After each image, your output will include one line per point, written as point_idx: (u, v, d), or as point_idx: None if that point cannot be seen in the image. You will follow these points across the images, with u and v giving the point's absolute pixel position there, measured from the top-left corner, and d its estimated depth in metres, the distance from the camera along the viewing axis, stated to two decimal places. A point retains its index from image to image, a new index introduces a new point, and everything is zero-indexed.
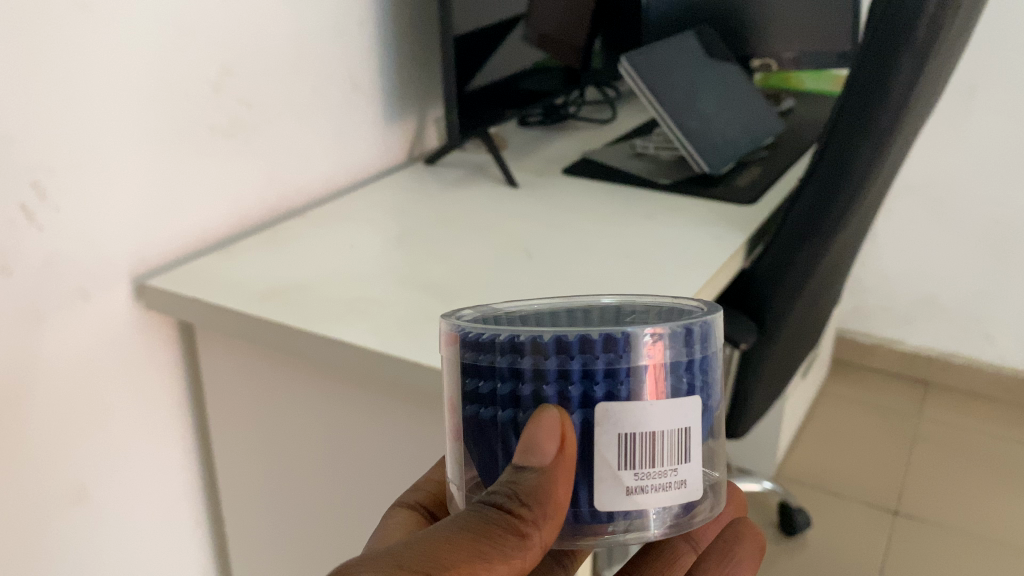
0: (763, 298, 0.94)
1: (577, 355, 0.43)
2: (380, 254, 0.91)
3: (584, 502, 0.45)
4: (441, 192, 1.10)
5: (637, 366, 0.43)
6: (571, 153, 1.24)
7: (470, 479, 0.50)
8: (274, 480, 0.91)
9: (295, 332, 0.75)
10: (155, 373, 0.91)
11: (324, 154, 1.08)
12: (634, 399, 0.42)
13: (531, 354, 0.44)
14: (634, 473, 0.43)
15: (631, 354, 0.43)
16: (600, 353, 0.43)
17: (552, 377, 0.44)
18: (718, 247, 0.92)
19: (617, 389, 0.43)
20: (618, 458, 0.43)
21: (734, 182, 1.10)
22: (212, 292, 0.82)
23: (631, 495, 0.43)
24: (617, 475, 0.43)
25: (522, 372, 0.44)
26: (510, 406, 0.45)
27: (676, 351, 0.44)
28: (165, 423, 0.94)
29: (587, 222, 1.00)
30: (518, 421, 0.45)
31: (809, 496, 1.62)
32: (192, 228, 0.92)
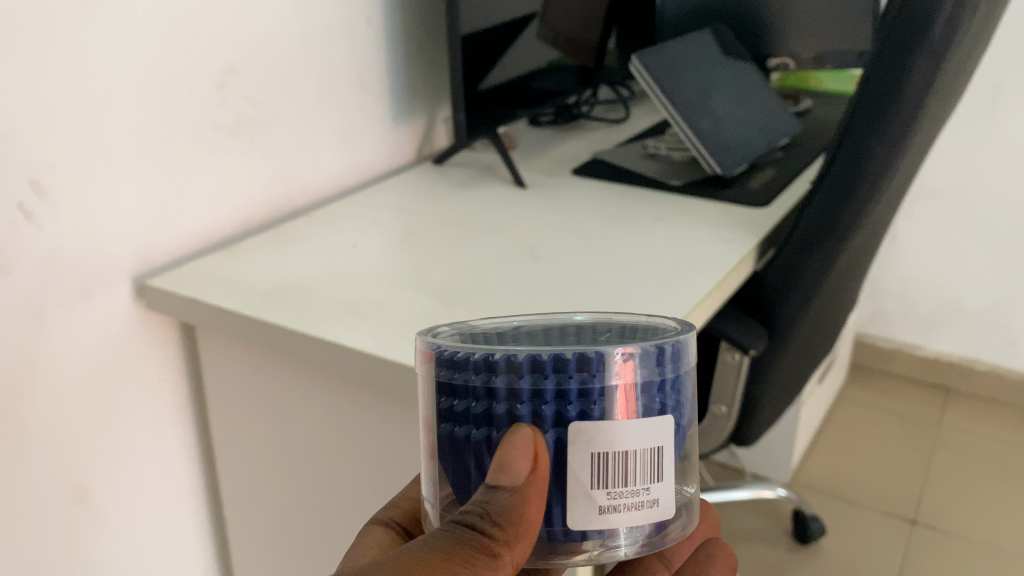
0: (774, 304, 0.91)
1: (551, 374, 0.44)
2: (384, 254, 0.90)
3: (557, 519, 0.45)
4: (449, 193, 1.09)
5: (610, 386, 0.43)
6: (582, 154, 1.23)
7: (444, 497, 0.50)
8: (275, 483, 0.90)
9: (293, 335, 0.74)
10: (157, 373, 0.90)
11: (331, 153, 1.07)
12: (606, 419, 0.43)
13: (505, 373, 0.44)
14: (607, 492, 0.43)
15: (604, 374, 0.43)
16: (573, 372, 0.43)
17: (526, 397, 0.44)
18: (728, 250, 0.90)
19: (590, 409, 0.43)
20: (591, 477, 0.43)
21: (747, 184, 1.08)
22: (212, 293, 0.81)
23: (604, 514, 0.43)
24: (590, 494, 0.43)
25: (496, 391, 0.44)
26: (484, 425, 0.45)
27: (649, 370, 0.44)
28: (167, 423, 0.93)
29: (596, 223, 0.98)
30: (492, 440, 0.45)
31: (826, 505, 1.59)
32: (196, 226, 0.91)
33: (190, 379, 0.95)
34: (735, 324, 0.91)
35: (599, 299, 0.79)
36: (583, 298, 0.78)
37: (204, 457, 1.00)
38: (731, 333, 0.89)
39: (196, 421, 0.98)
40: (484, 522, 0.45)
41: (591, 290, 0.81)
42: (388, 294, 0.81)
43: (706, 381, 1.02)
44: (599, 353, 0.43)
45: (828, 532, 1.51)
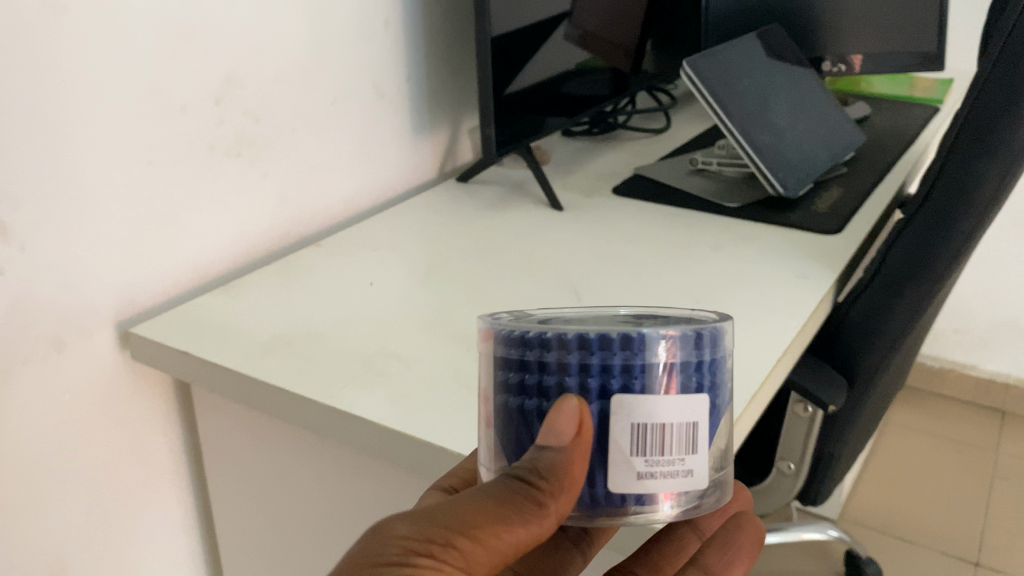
0: (853, 351, 0.79)
1: (596, 351, 0.38)
2: (406, 292, 0.78)
3: (600, 484, 0.39)
4: (476, 215, 0.97)
5: (653, 363, 0.38)
6: (622, 169, 1.11)
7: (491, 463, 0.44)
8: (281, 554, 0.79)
9: (301, 400, 0.62)
10: (148, 429, 0.79)
11: (346, 172, 0.95)
12: (647, 394, 0.37)
13: (557, 345, 0.39)
14: (646, 459, 0.37)
15: (650, 350, 0.38)
16: (617, 350, 0.38)
17: (573, 370, 0.38)
18: (803, 288, 0.78)
19: (632, 383, 0.38)
20: (630, 441, 0.37)
21: (812, 207, 0.96)
22: (206, 346, 0.69)
23: (642, 481, 0.38)
24: (629, 461, 0.37)
25: (544, 361, 0.39)
26: (530, 395, 0.40)
27: (687, 350, 0.39)
28: (158, 482, 0.82)
29: (647, 254, 0.85)
30: (543, 410, 0.39)
31: (882, 545, 1.46)
32: (191, 262, 0.79)
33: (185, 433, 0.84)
34: (810, 374, 0.79)
35: None
36: None
37: (201, 516, 0.89)
38: (808, 386, 0.78)
39: (193, 478, 0.86)
40: (526, 473, 0.40)
41: None
42: (412, 344, 0.69)
43: (769, 430, 0.90)
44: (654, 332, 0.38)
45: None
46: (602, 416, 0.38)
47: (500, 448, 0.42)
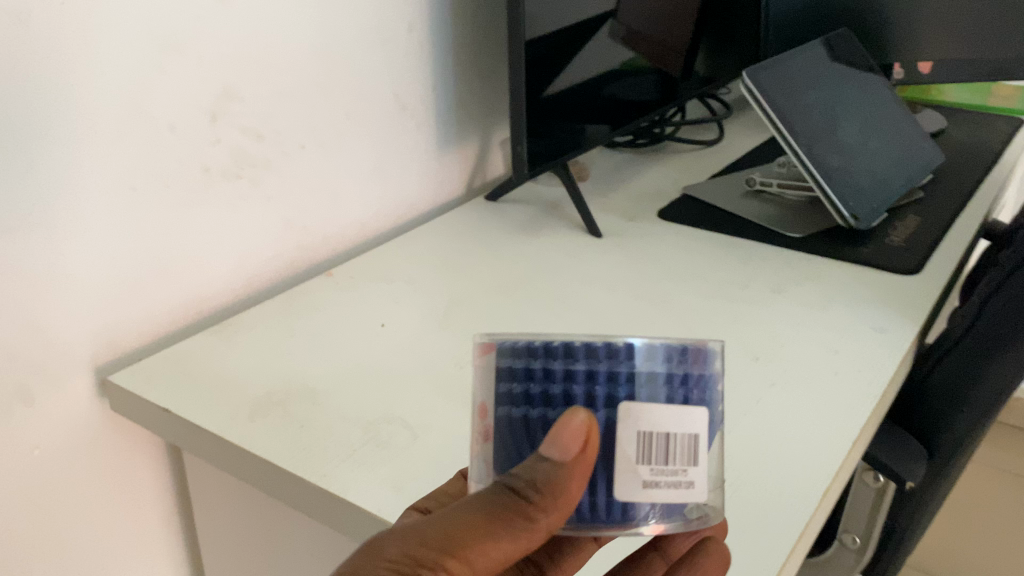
0: (936, 417, 0.69)
1: (600, 360, 0.34)
2: (420, 338, 0.69)
3: (601, 490, 0.35)
4: (505, 239, 0.87)
5: (657, 371, 0.34)
6: (669, 188, 1.00)
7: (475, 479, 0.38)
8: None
9: (290, 478, 0.54)
10: (134, 483, 0.71)
11: (362, 192, 0.86)
12: (653, 403, 0.34)
13: (565, 353, 0.34)
14: (649, 468, 0.34)
15: (654, 358, 0.34)
16: (621, 359, 0.34)
17: (580, 378, 0.34)
18: (879, 346, 0.67)
19: (637, 393, 0.34)
20: (634, 447, 0.34)
21: (886, 241, 0.85)
22: (188, 403, 0.60)
23: (646, 490, 0.34)
24: (632, 468, 0.34)
25: (549, 370, 0.34)
26: (532, 406, 0.35)
27: (687, 361, 0.35)
28: (144, 537, 0.74)
29: (696, 295, 0.75)
30: (547, 421, 0.35)
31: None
32: (183, 297, 0.71)
33: (178, 486, 0.75)
34: (885, 443, 0.69)
35: None
36: None
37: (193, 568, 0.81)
38: (885, 459, 0.67)
39: (184, 530, 0.78)
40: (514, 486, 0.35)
41: None
42: (422, 407, 0.60)
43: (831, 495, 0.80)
44: (663, 342, 0.34)
45: None
46: (608, 423, 0.34)
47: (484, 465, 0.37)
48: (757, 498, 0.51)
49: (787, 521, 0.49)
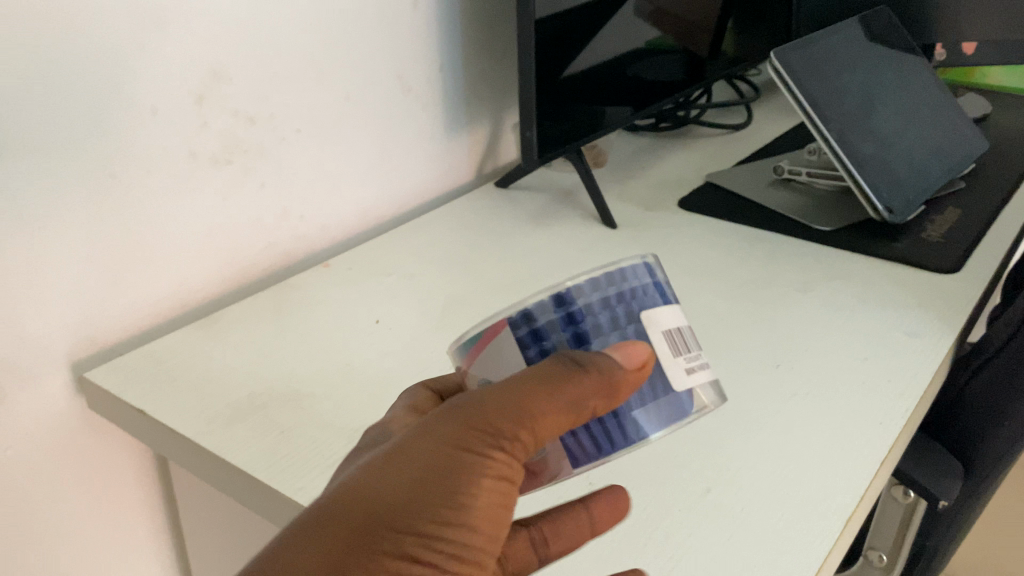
0: (975, 430, 0.63)
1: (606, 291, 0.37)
2: (416, 339, 0.64)
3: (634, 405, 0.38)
4: (513, 229, 0.83)
5: (644, 282, 0.38)
6: (691, 176, 0.95)
7: None
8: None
9: (266, 491, 0.50)
10: (117, 483, 0.67)
11: (363, 178, 0.82)
12: (654, 307, 0.38)
13: (585, 301, 0.37)
14: (685, 355, 0.39)
15: (637, 273, 0.38)
16: (619, 283, 0.38)
17: (604, 318, 0.37)
18: (913, 352, 0.62)
19: (643, 303, 0.38)
20: (670, 345, 0.38)
21: (923, 236, 0.79)
22: (166, 406, 0.57)
23: (690, 375, 0.39)
24: (673, 360, 0.38)
25: (575, 320, 0.37)
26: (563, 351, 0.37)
27: (653, 269, 0.39)
28: (128, 537, 0.71)
29: (714, 294, 0.70)
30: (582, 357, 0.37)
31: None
32: (168, 290, 0.67)
33: (164, 486, 0.72)
34: (917, 457, 0.63)
35: (727, 453, 0.52)
36: (704, 452, 0.52)
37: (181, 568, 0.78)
38: (916, 475, 0.62)
39: (172, 529, 0.75)
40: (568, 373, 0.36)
41: (714, 430, 0.54)
42: None
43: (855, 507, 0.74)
44: (641, 260, 0.39)
45: None
46: (642, 335, 0.38)
47: None
48: (773, 523, 0.46)
49: (805, 553, 0.44)
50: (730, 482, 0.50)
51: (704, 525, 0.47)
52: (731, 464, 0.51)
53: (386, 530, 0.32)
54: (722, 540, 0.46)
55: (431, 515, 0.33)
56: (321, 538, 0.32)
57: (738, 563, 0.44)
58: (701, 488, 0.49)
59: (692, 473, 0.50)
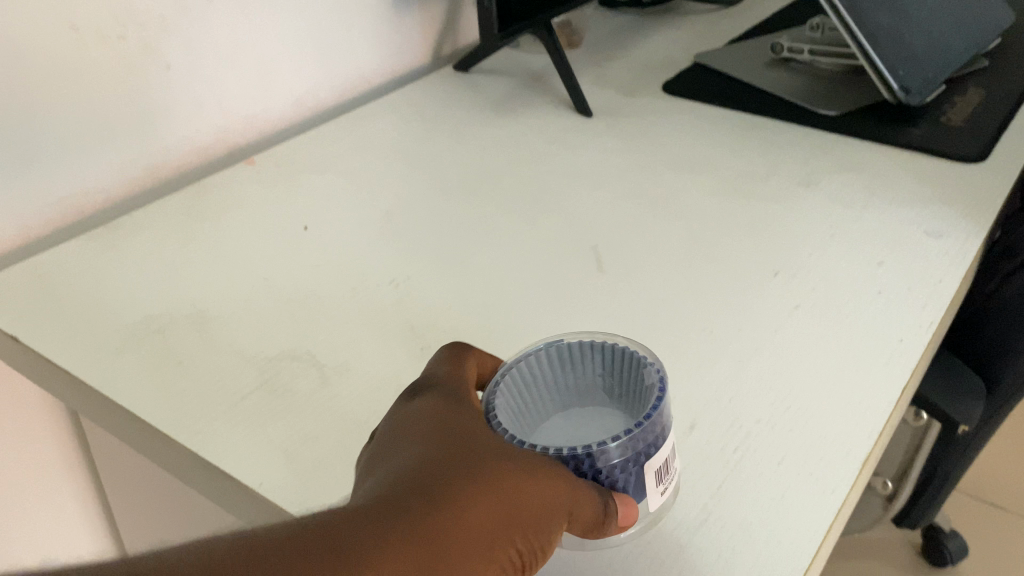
0: (1004, 342, 0.55)
1: (631, 448, 0.30)
2: (355, 248, 0.54)
3: None
4: (474, 118, 0.72)
5: (662, 431, 0.32)
6: (677, 57, 0.83)
7: None
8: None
9: (157, 438, 0.41)
10: (18, 437, 0.57)
11: (295, 60, 0.70)
12: (665, 454, 0.32)
13: (621, 451, 0.30)
14: (664, 491, 0.34)
15: (659, 422, 0.31)
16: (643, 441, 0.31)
17: (630, 468, 0.31)
18: (937, 254, 0.52)
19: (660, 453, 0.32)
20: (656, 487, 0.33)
21: (942, 120, 0.69)
22: (44, 333, 0.47)
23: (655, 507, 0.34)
24: (650, 498, 0.33)
25: (604, 467, 0.30)
26: None
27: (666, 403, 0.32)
28: (36, 495, 0.61)
29: (704, 191, 0.60)
30: None
31: (949, 505, 1.18)
32: (59, 193, 0.56)
33: (78, 435, 0.61)
34: (936, 375, 0.55)
35: (719, 381, 0.43)
36: (691, 380, 0.43)
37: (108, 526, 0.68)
38: (933, 397, 0.53)
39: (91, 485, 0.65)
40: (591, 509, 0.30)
41: (702, 352, 0.45)
42: (342, 341, 0.46)
43: None
44: (660, 393, 0.32)
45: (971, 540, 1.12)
46: (641, 483, 0.32)
47: None
48: (775, 467, 0.38)
49: (813, 506, 0.36)
50: (722, 416, 0.41)
51: (689, 471, 0.38)
52: (723, 394, 0.42)
53: (509, 539, 0.27)
54: (712, 490, 0.37)
55: (526, 539, 0.28)
56: (466, 518, 0.26)
57: (731, 519, 0.35)
58: (685, 424, 0.41)
59: (676, 406, 0.42)
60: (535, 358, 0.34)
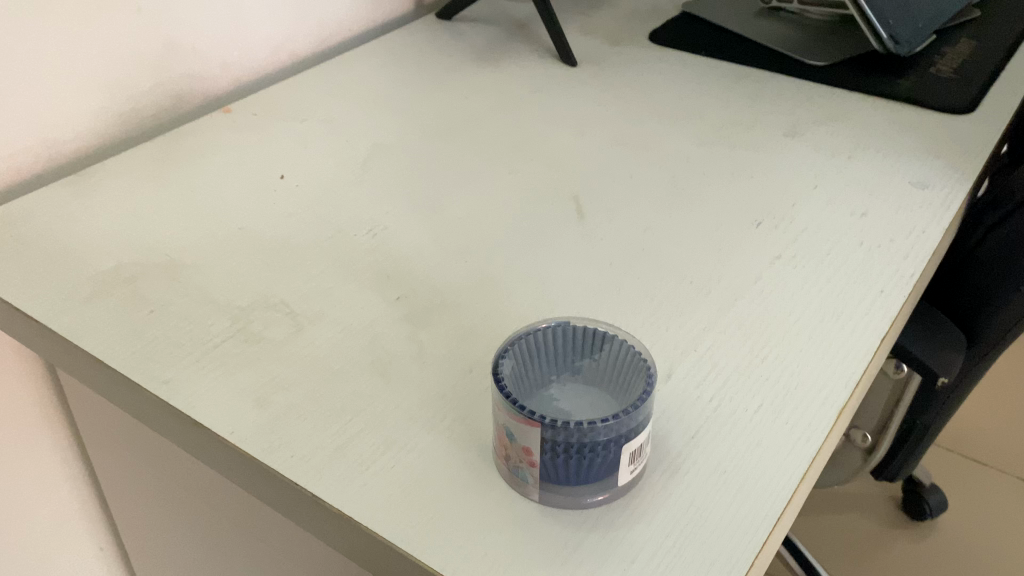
0: (987, 295, 0.54)
1: (616, 430, 0.32)
2: (332, 197, 0.53)
3: (584, 498, 0.34)
4: (457, 66, 0.70)
5: (646, 419, 0.33)
6: (665, 6, 0.82)
7: (504, 463, 0.34)
8: (185, 551, 0.57)
9: (127, 386, 0.40)
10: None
11: (273, 4, 0.68)
12: (642, 440, 0.33)
13: (607, 430, 0.32)
14: (633, 471, 0.34)
15: (646, 410, 0.33)
16: (627, 425, 0.32)
17: (612, 448, 0.32)
18: (920, 205, 0.52)
19: (640, 438, 0.33)
20: (628, 469, 0.33)
21: (931, 71, 0.68)
22: (12, 281, 0.46)
23: (625, 486, 0.34)
24: (620, 477, 0.34)
25: (590, 441, 0.32)
26: (556, 453, 0.32)
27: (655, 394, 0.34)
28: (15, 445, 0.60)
29: (688, 141, 0.59)
30: (571, 466, 0.32)
31: (932, 459, 1.19)
32: (28, 140, 0.55)
33: (54, 381, 0.60)
34: (917, 328, 0.55)
35: (697, 330, 0.43)
36: (670, 330, 0.43)
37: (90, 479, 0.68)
38: (912, 349, 0.53)
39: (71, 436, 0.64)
40: None
41: (681, 301, 0.45)
42: (317, 289, 0.45)
43: None
44: (652, 382, 0.33)
45: (953, 494, 1.13)
46: (616, 463, 0.33)
47: (510, 468, 0.34)
48: (749, 414, 0.38)
49: (786, 454, 0.36)
50: (699, 365, 0.41)
51: (662, 418, 0.38)
52: (701, 343, 0.42)
53: None
54: (686, 437, 0.37)
55: None
56: None
57: (702, 469, 0.35)
58: (661, 372, 0.40)
59: (653, 354, 0.41)
60: (541, 333, 0.36)
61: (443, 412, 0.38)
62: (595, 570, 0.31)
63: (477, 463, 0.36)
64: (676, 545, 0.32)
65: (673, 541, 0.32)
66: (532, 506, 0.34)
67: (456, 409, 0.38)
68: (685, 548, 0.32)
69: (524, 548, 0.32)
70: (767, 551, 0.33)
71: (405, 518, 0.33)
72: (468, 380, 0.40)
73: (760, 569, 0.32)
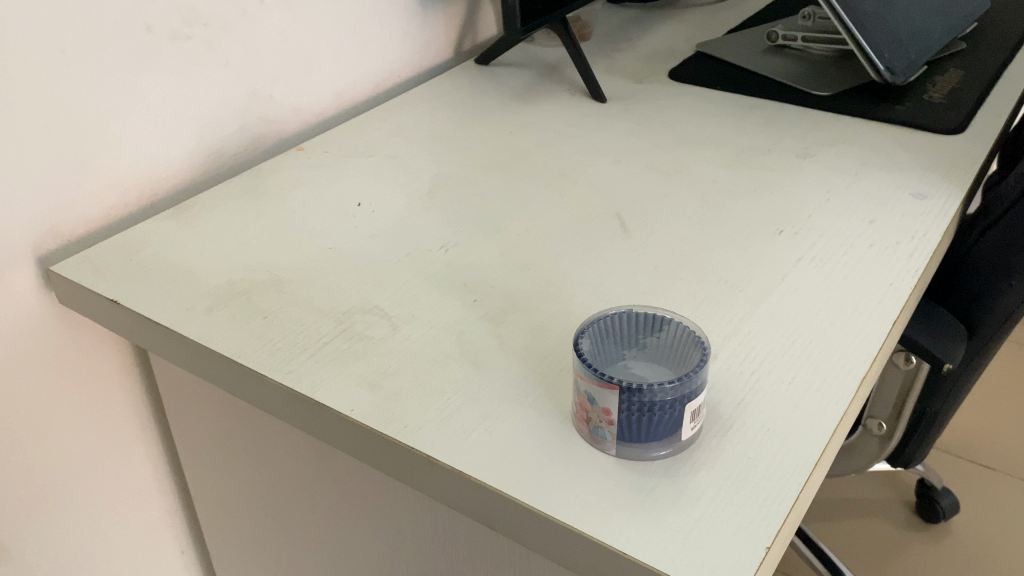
0: (984, 291, 0.62)
1: (678, 392, 0.39)
2: (405, 221, 0.61)
3: (652, 452, 0.40)
4: (498, 105, 0.79)
5: (703, 384, 0.40)
6: (681, 47, 0.90)
7: (585, 424, 0.41)
8: (277, 538, 0.64)
9: (254, 378, 0.47)
10: (101, 388, 0.63)
11: (335, 56, 0.77)
12: (699, 402, 0.40)
13: (672, 391, 0.39)
14: (692, 428, 0.41)
15: (702, 376, 0.39)
16: (688, 388, 0.39)
17: (677, 406, 0.39)
18: (919, 213, 0.59)
19: (698, 401, 0.40)
20: (688, 426, 0.40)
21: (924, 97, 0.76)
22: (141, 296, 0.53)
23: (685, 442, 0.41)
24: (682, 433, 0.40)
25: (658, 402, 0.39)
26: (630, 413, 0.39)
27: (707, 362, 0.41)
28: (118, 447, 0.67)
29: (712, 165, 0.67)
30: (643, 422, 0.39)
31: (943, 464, 1.25)
32: (135, 176, 0.62)
33: (148, 386, 0.68)
34: (923, 322, 0.62)
35: (735, 321, 0.50)
36: (713, 321, 0.50)
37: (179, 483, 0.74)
38: (920, 340, 0.60)
39: (162, 439, 0.71)
40: None
41: (720, 298, 0.52)
42: (404, 296, 0.53)
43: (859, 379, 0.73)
44: (706, 355, 0.40)
45: (965, 498, 1.19)
46: (680, 421, 0.39)
47: (590, 427, 0.41)
48: (786, 386, 0.45)
49: (819, 415, 0.43)
50: (739, 348, 0.48)
51: (712, 390, 0.45)
52: (740, 330, 0.49)
53: None
54: (734, 404, 0.44)
55: None
56: None
57: (750, 429, 0.42)
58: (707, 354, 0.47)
59: None
60: (608, 317, 0.43)
61: (529, 391, 0.45)
62: (670, 506, 0.38)
63: (562, 428, 0.43)
64: (733, 487, 0.39)
65: (730, 483, 0.39)
66: (610, 459, 0.41)
67: (539, 388, 0.45)
68: (742, 488, 0.39)
69: (609, 491, 0.39)
70: (808, 490, 0.39)
71: (508, 472, 0.40)
72: (544, 366, 0.47)
73: (803, 504, 0.39)
